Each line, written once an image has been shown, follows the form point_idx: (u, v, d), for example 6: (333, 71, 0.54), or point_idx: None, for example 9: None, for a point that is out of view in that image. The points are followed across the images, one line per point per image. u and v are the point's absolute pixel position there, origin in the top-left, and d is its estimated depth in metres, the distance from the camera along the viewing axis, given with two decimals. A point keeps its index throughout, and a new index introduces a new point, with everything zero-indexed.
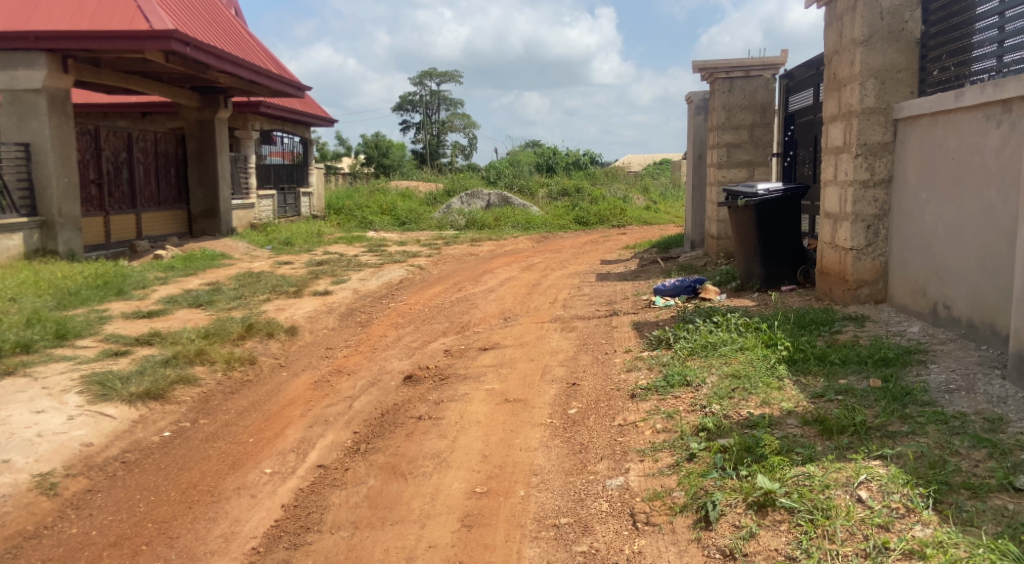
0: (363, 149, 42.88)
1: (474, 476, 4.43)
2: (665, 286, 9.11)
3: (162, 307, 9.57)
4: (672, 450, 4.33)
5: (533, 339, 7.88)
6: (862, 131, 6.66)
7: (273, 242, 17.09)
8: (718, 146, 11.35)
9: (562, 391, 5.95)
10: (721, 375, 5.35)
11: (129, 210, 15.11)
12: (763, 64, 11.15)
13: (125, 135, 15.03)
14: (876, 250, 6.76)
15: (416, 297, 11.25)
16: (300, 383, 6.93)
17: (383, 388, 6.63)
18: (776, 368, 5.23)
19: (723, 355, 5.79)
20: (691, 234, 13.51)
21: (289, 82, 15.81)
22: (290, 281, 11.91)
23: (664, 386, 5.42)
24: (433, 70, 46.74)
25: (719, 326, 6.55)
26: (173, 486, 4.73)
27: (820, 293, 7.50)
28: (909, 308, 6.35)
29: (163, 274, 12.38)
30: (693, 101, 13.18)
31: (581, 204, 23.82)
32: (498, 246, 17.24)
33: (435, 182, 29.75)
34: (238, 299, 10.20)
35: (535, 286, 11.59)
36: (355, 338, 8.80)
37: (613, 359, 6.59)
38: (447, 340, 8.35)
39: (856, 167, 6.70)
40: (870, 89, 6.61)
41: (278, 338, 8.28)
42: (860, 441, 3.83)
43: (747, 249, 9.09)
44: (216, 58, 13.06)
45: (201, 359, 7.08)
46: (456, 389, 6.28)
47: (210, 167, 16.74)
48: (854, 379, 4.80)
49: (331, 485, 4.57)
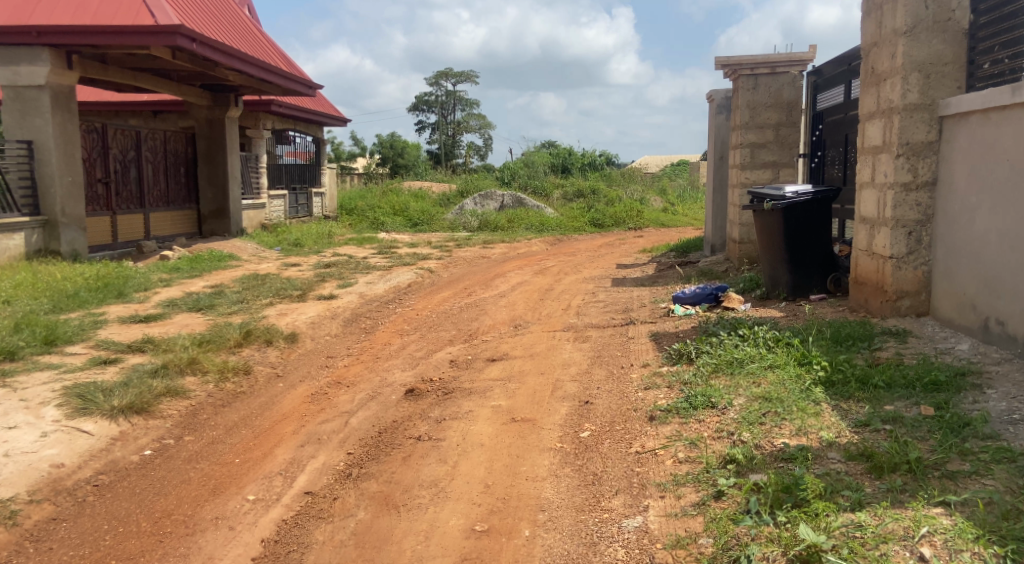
0: (378, 148, 42.52)
1: (474, 511, 3.98)
2: (685, 294, 8.64)
3: (161, 311, 9.12)
4: (697, 486, 3.87)
5: (545, 349, 7.42)
6: (904, 129, 6.25)
7: (283, 243, 16.71)
8: (741, 146, 10.84)
9: (574, 410, 5.48)
10: (750, 397, 4.88)
11: (136, 210, 14.75)
12: (790, 60, 10.65)
13: (134, 133, 14.67)
14: (918, 258, 6.35)
15: (424, 302, 10.79)
16: (297, 395, 6.48)
17: (383, 403, 6.18)
18: (811, 390, 4.76)
19: (751, 374, 5.31)
20: (711, 237, 12.99)
21: (301, 81, 15.45)
22: (296, 283, 11.51)
23: (687, 407, 4.95)
24: (449, 70, 46.42)
25: (745, 339, 6.09)
26: (145, 515, 4.28)
27: (854, 303, 7.08)
28: (956, 322, 5.94)
29: (167, 275, 11.98)
30: (714, 100, 12.70)
31: (597, 206, 23.32)
32: (511, 248, 16.81)
33: (449, 182, 29.35)
34: (239, 303, 9.76)
35: (548, 291, 11.11)
36: (358, 346, 8.35)
37: (630, 375, 6.10)
38: (454, 349, 7.89)
39: (897, 168, 6.30)
40: (913, 84, 6.19)
41: (278, 346, 7.83)
42: (918, 484, 3.38)
43: (772, 256, 8.59)
44: (224, 55, 12.66)
45: (193, 369, 6.52)
46: (459, 406, 5.82)
47: (220, 166, 16.40)
48: (902, 406, 4.34)
49: (316, 518, 4.11)
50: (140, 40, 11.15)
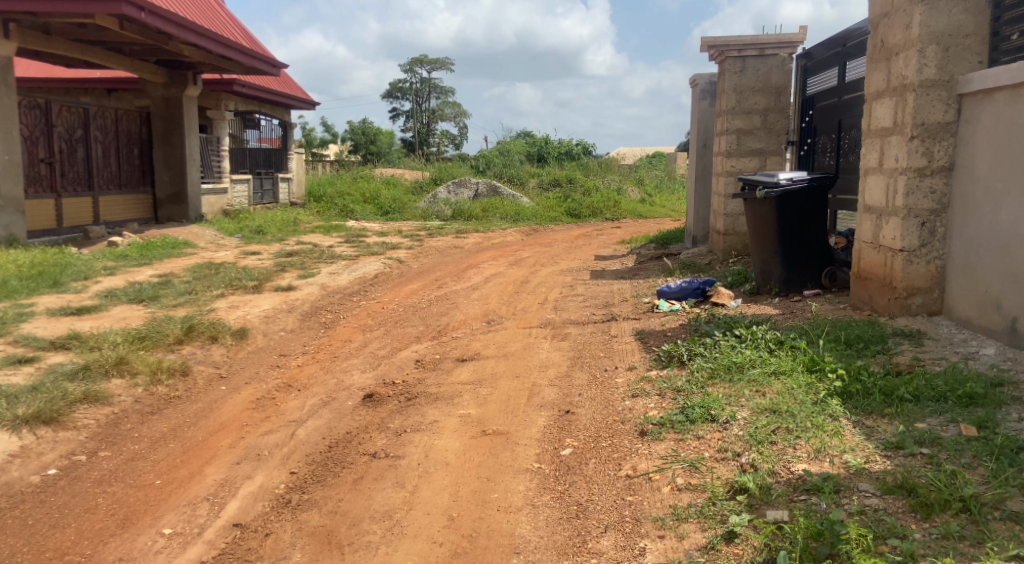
0: (349, 135, 41.52)
1: (434, 553, 3.34)
2: (670, 288, 8.00)
3: (98, 302, 8.32)
4: (703, 522, 3.23)
5: (520, 348, 6.75)
6: (919, 109, 5.67)
7: (244, 230, 15.86)
8: (727, 133, 10.20)
9: (553, 422, 4.81)
10: (755, 410, 4.24)
11: (84, 194, 13.84)
12: (779, 41, 10.04)
13: (81, 111, 13.74)
14: (931, 252, 5.76)
15: (391, 295, 10.07)
16: (240, 400, 5.75)
17: (336, 411, 5.47)
18: (826, 402, 4.13)
19: (754, 382, 4.68)
20: (693, 229, 12.35)
21: (264, 60, 14.60)
22: (253, 273, 10.71)
23: (683, 421, 4.31)
24: (424, 57, 45.50)
25: (743, 340, 5.46)
26: (33, 557, 3.58)
27: (856, 301, 6.48)
28: (975, 323, 5.37)
29: (113, 263, 11.17)
30: (697, 85, 12.03)
31: (574, 196, 22.66)
32: (485, 238, 16.12)
33: (423, 169, 28.57)
34: (186, 294, 8.98)
35: (523, 284, 10.44)
36: (315, 344, 7.62)
37: (614, 380, 5.45)
38: (421, 347, 7.20)
39: (910, 151, 5.72)
40: (930, 57, 5.63)
41: (224, 343, 7.06)
42: (979, 530, 2.80)
43: (764, 248, 7.96)
44: (178, 26, 11.81)
45: (120, 370, 5.75)
46: (423, 415, 5.14)
47: (177, 148, 15.51)
48: (937, 425, 3.72)
49: (242, 561, 3.44)
50: (83, 7, 10.29)
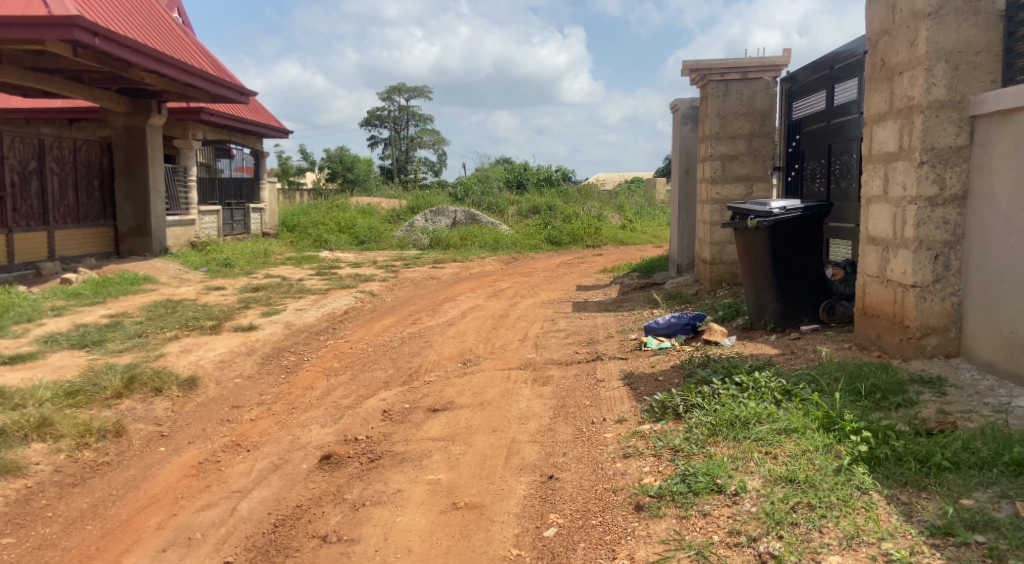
0: (326, 163, 40.97)
1: None
2: (658, 323, 7.45)
3: (36, 349, 7.84)
4: None
5: (498, 396, 6.12)
6: (928, 132, 5.16)
7: (211, 263, 15.16)
8: (711, 159, 9.70)
9: (535, 491, 4.18)
10: (768, 479, 3.66)
11: (39, 228, 13.12)
12: (763, 64, 9.59)
13: (36, 142, 13.06)
14: (946, 288, 5.23)
15: (361, 333, 9.41)
16: (178, 465, 5.21)
17: (288, 477, 4.84)
18: (851, 469, 3.55)
19: (763, 442, 4.10)
20: (678, 257, 11.81)
21: (231, 87, 13.98)
22: (213, 311, 10.09)
23: (684, 492, 3.70)
24: (401, 85, 45.15)
25: (745, 390, 4.86)
26: None
27: (862, 339, 5.91)
28: (1001, 367, 4.83)
29: (63, 303, 10.56)
30: (678, 110, 11.54)
31: (554, 223, 22.13)
32: (463, 268, 15.51)
33: (401, 197, 27.97)
34: (135, 338, 8.37)
35: (502, 318, 9.85)
36: (273, 392, 6.96)
37: (602, 436, 4.83)
38: (389, 394, 6.56)
39: (920, 178, 5.20)
40: (939, 76, 5.12)
41: (169, 395, 6.47)
42: None
43: (758, 280, 7.40)
44: (135, 52, 11.18)
45: (42, 434, 5.27)
46: (386, 483, 4.49)
47: (140, 179, 14.85)
48: (986, 502, 3.17)
49: None
50: (32, 33, 9.69)
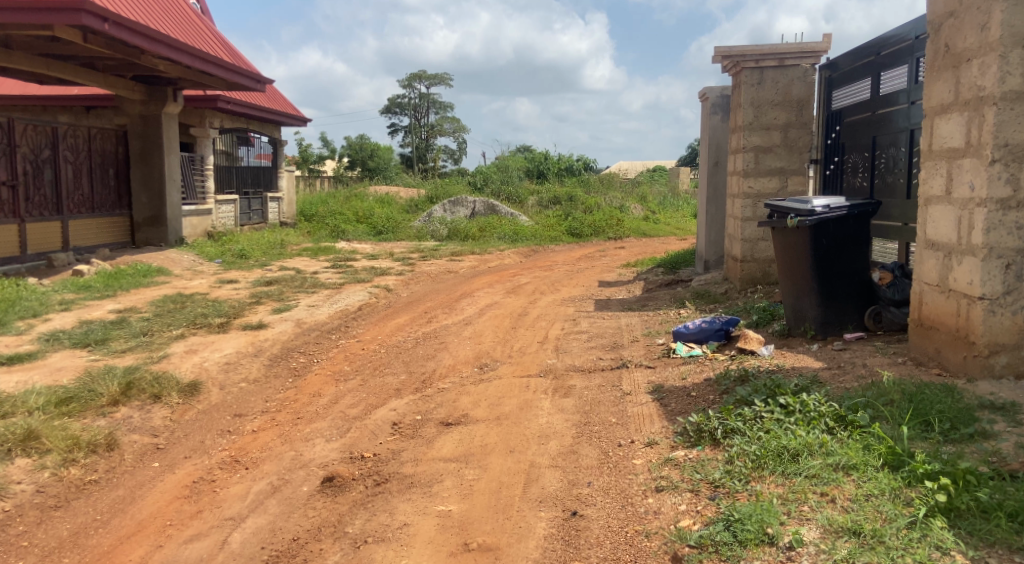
0: (347, 152, 40.56)
1: None
2: (688, 328, 6.93)
3: (37, 348, 7.48)
4: None
5: (516, 408, 5.65)
6: (1001, 126, 4.62)
7: (225, 254, 14.78)
8: (744, 151, 9.15)
9: (556, 530, 3.74)
10: (828, 530, 3.19)
11: (52, 218, 12.80)
12: (801, 51, 8.98)
13: (50, 130, 12.73)
14: (1017, 300, 4.71)
15: (374, 332, 8.97)
16: (171, 484, 4.82)
17: (287, 501, 4.42)
18: (927, 523, 3.12)
19: (817, 480, 3.59)
20: (704, 253, 11.25)
21: (247, 74, 13.56)
22: (222, 306, 9.70)
23: (730, 544, 3.24)
24: (422, 72, 44.66)
25: (791, 414, 4.32)
26: None
27: (918, 353, 5.37)
28: None
29: (72, 297, 10.21)
30: (709, 98, 10.93)
31: (574, 214, 21.61)
32: (482, 261, 15.06)
33: (420, 186, 27.53)
34: (139, 337, 7.98)
35: (521, 317, 9.37)
36: (279, 398, 6.55)
37: (631, 463, 4.35)
38: (399, 403, 6.11)
39: (991, 178, 4.67)
40: (1016, 64, 4.57)
41: (169, 402, 6.07)
42: None
43: (798, 283, 6.84)
44: (147, 39, 10.78)
45: (26, 449, 4.87)
46: (391, 514, 4.05)
47: (154, 168, 14.52)
48: None
49: None
50: (39, 18, 9.29)
